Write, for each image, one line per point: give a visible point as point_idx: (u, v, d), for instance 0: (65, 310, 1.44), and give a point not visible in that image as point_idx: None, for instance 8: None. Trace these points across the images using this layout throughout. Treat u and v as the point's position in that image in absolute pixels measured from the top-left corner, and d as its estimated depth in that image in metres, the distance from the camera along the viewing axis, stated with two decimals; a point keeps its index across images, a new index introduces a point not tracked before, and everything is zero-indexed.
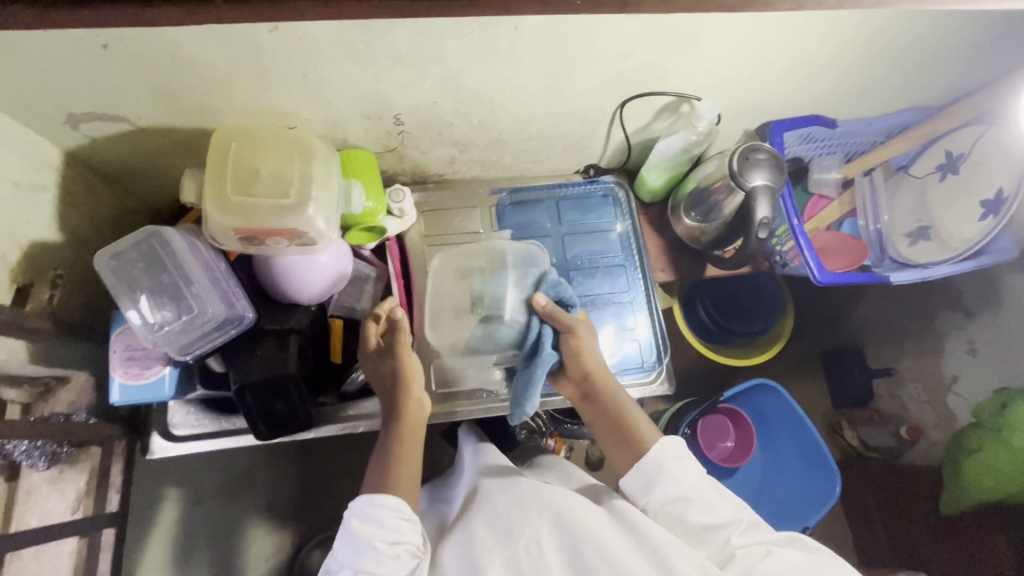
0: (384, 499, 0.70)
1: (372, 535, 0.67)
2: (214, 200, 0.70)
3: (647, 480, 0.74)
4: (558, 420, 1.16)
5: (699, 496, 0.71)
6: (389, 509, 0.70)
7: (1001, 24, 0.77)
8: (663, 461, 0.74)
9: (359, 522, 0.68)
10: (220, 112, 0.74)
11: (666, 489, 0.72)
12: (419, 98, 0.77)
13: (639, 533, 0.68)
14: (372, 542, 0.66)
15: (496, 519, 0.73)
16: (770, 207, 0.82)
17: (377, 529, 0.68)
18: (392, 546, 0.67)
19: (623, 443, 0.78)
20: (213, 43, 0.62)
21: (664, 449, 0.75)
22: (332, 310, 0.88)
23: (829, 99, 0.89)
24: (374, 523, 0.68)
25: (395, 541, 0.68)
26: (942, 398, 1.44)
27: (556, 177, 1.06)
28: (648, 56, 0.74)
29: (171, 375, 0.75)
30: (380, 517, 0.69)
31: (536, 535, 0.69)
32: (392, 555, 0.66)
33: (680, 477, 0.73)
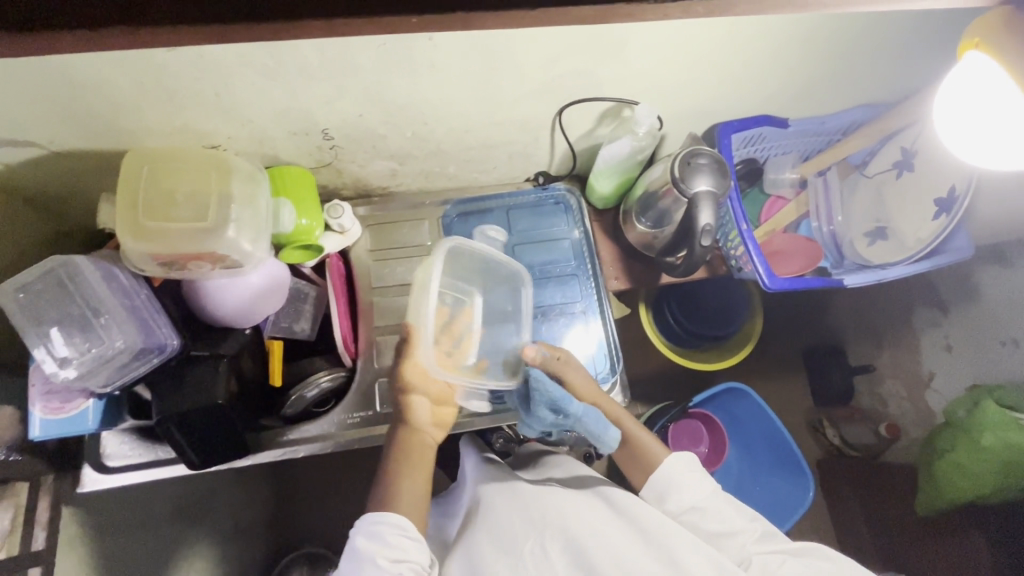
0: (386, 515, 0.65)
1: (374, 553, 0.63)
2: (128, 227, 0.67)
3: (664, 490, 0.73)
4: (535, 427, 1.12)
5: (713, 505, 0.71)
6: (391, 526, 0.65)
7: (940, 19, 0.75)
8: (677, 473, 0.74)
9: (363, 539, 0.64)
10: (135, 132, 0.71)
11: (680, 497, 0.72)
12: (345, 112, 0.74)
13: (648, 531, 0.67)
14: (373, 560, 0.62)
15: (499, 532, 0.71)
16: (714, 213, 0.79)
17: (379, 546, 0.63)
18: (396, 563, 0.62)
19: (634, 462, 0.78)
20: (109, 64, 0.60)
21: (674, 462, 0.75)
22: (270, 331, 0.86)
23: (774, 98, 0.86)
24: (377, 539, 0.64)
25: (398, 559, 0.63)
26: (921, 393, 1.43)
27: (505, 185, 1.03)
28: (576, 62, 0.71)
29: (96, 407, 0.73)
30: (382, 534, 0.64)
31: (542, 542, 0.67)
32: (394, 574, 0.61)
33: (692, 484, 0.73)
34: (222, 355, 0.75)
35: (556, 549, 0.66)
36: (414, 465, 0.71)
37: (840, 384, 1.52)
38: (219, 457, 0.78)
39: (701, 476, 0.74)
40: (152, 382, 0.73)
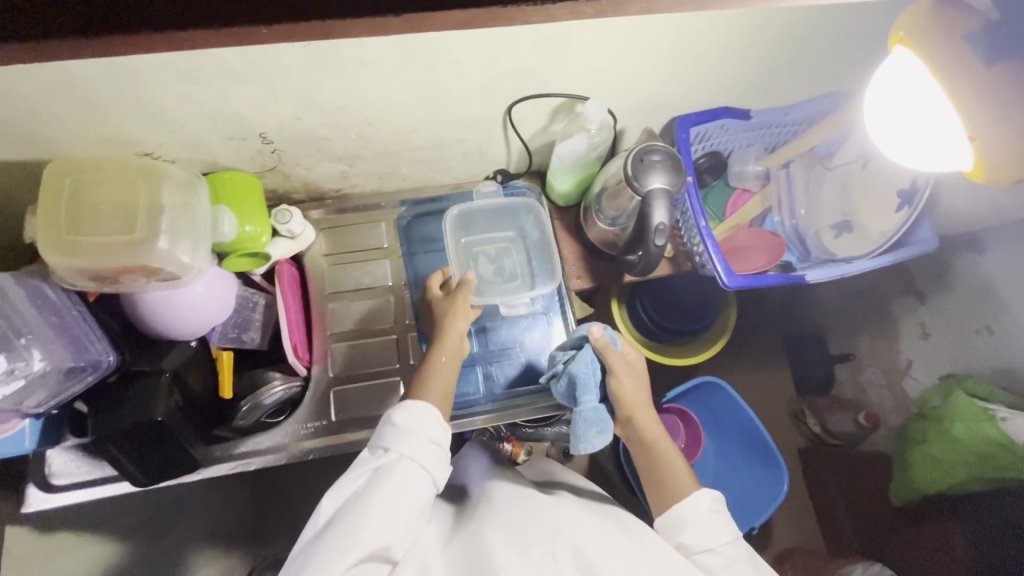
0: (418, 401, 0.67)
1: (419, 433, 0.64)
2: (50, 243, 0.64)
3: (677, 524, 0.72)
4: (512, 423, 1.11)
5: (727, 551, 0.68)
6: (424, 413, 0.66)
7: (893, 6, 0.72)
8: (696, 513, 0.72)
9: (399, 416, 0.65)
10: (58, 142, 0.68)
11: (688, 535, 0.71)
12: (280, 115, 0.71)
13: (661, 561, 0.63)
14: (416, 435, 0.63)
15: (511, 525, 0.66)
16: (668, 212, 0.77)
17: (418, 431, 0.64)
18: (430, 443, 0.64)
19: (657, 484, 0.77)
20: (14, 74, 0.57)
21: (697, 502, 0.73)
22: (217, 343, 0.83)
23: (731, 89, 0.84)
24: (415, 422, 0.65)
25: (435, 441, 0.65)
26: (899, 381, 1.40)
27: (463, 184, 1.00)
28: (517, 57, 0.68)
29: (32, 427, 0.71)
30: (419, 418, 0.65)
31: (553, 551, 0.62)
32: (431, 452, 0.64)
33: (711, 527, 0.70)
34: (163, 371, 0.73)
35: (566, 559, 0.62)
36: (448, 361, 0.76)
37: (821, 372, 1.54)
38: (165, 473, 0.76)
39: (721, 519, 0.71)
40: (89, 398, 0.71)
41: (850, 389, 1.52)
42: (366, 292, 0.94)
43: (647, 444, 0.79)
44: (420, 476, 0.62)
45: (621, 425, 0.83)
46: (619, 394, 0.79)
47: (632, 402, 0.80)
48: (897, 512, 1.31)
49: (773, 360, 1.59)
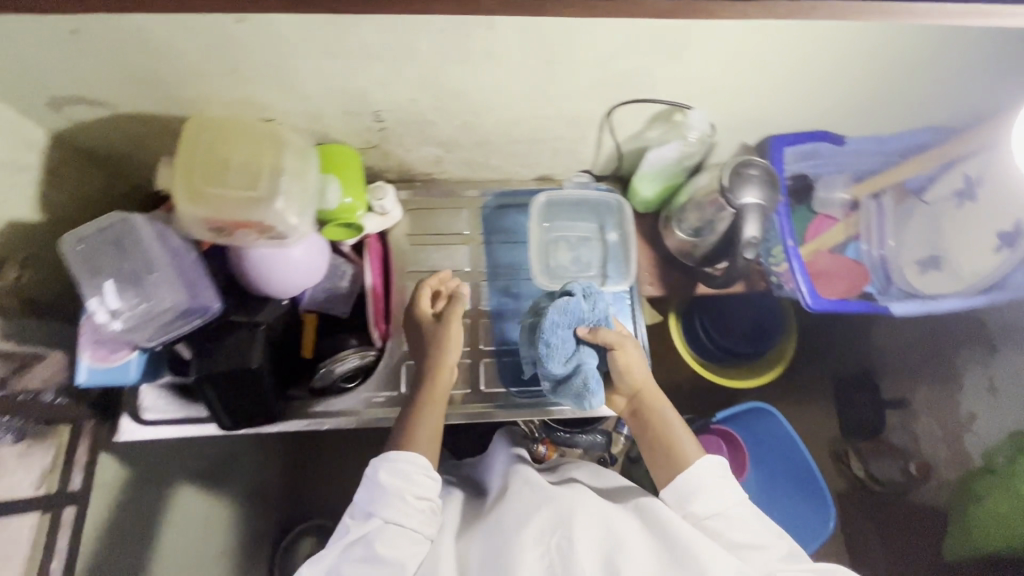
0: (404, 456, 0.72)
1: (402, 489, 0.70)
2: (186, 191, 0.70)
3: (682, 496, 0.75)
4: (551, 427, 1.09)
5: (736, 512, 0.73)
6: (416, 466, 0.72)
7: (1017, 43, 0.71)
8: (704, 482, 0.74)
9: (387, 475, 0.71)
10: (197, 100, 0.73)
11: (700, 506, 0.73)
12: (398, 95, 0.75)
13: (674, 541, 0.68)
14: (402, 494, 0.70)
15: (527, 518, 0.72)
16: (760, 227, 0.78)
17: (405, 483, 0.71)
18: (419, 499, 0.71)
19: (662, 458, 0.78)
20: (179, 32, 0.61)
21: (703, 471, 0.75)
22: (305, 304, 0.88)
23: (834, 112, 0.83)
24: (401, 477, 0.71)
25: (422, 495, 0.71)
26: (959, 437, 1.32)
27: (546, 181, 1.03)
28: (633, 59, 0.70)
29: (137, 360, 0.76)
30: (405, 471, 0.71)
31: (568, 535, 0.69)
32: (417, 509, 0.70)
33: (722, 493, 0.74)
34: (258, 324, 0.77)
35: (580, 545, 0.67)
36: (436, 402, 0.80)
37: (869, 415, 1.50)
38: (249, 419, 0.80)
39: (727, 485, 0.75)
40: (192, 343, 0.75)
41: (899, 435, 1.46)
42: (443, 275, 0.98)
43: (653, 418, 0.81)
44: (408, 532, 0.68)
45: (625, 399, 0.84)
46: (628, 371, 0.80)
47: (643, 379, 0.81)
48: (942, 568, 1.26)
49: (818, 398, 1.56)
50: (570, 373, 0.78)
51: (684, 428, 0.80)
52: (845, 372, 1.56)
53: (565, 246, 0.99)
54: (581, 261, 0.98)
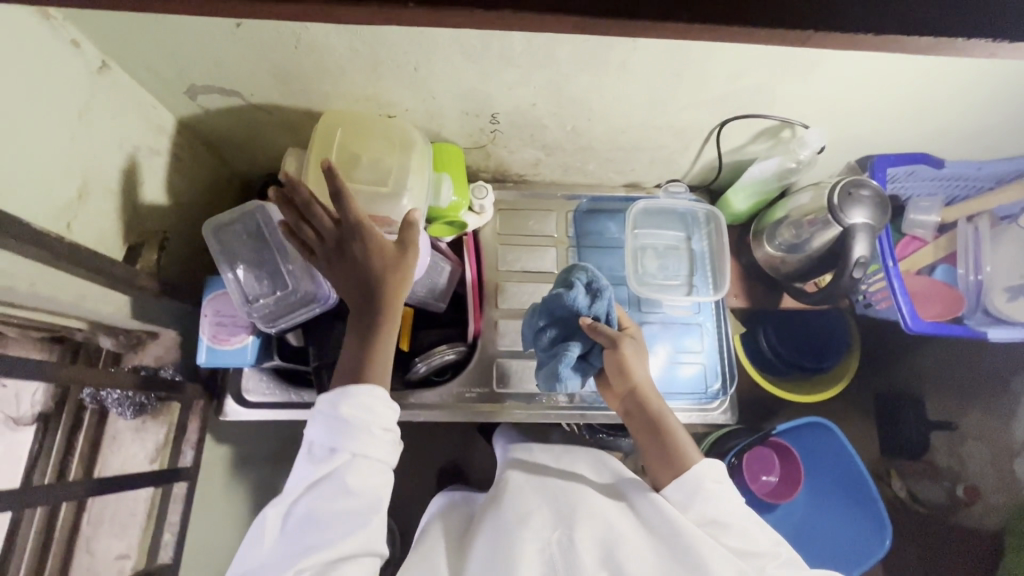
0: (360, 389, 0.63)
1: (366, 421, 0.62)
2: (318, 183, 0.73)
3: (689, 494, 0.70)
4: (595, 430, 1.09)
5: (737, 522, 0.68)
6: (376, 396, 0.63)
7: None
8: (707, 480, 0.70)
9: (346, 408, 0.62)
10: (328, 95, 0.75)
11: (705, 509, 0.69)
12: (520, 99, 0.77)
13: (669, 530, 0.66)
14: (370, 428, 0.62)
15: (527, 518, 0.70)
16: (869, 247, 0.79)
17: (368, 415, 0.63)
18: (384, 431, 0.64)
19: (665, 457, 0.73)
20: (335, 31, 0.63)
21: (708, 470, 0.71)
22: (407, 299, 0.89)
23: (941, 135, 0.84)
24: (362, 411, 0.62)
25: (386, 425, 0.64)
26: (1008, 463, 1.32)
27: (635, 189, 1.04)
28: (760, 78, 0.71)
29: (253, 343, 0.78)
30: (370, 403, 0.63)
31: (568, 535, 0.67)
32: (386, 439, 0.64)
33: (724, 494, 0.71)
34: None
35: (585, 545, 0.66)
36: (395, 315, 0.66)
37: (913, 435, 1.40)
38: None
39: (728, 488, 0.72)
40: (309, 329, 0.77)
41: (945, 456, 1.38)
42: (532, 275, 0.99)
43: (651, 416, 0.75)
44: (378, 463, 0.62)
45: (620, 398, 0.78)
46: (633, 365, 0.75)
47: (641, 377, 0.76)
48: None
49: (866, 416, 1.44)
50: (551, 356, 0.79)
51: (682, 430, 0.76)
52: (890, 388, 1.44)
53: (654, 253, 0.99)
54: (668, 270, 0.98)
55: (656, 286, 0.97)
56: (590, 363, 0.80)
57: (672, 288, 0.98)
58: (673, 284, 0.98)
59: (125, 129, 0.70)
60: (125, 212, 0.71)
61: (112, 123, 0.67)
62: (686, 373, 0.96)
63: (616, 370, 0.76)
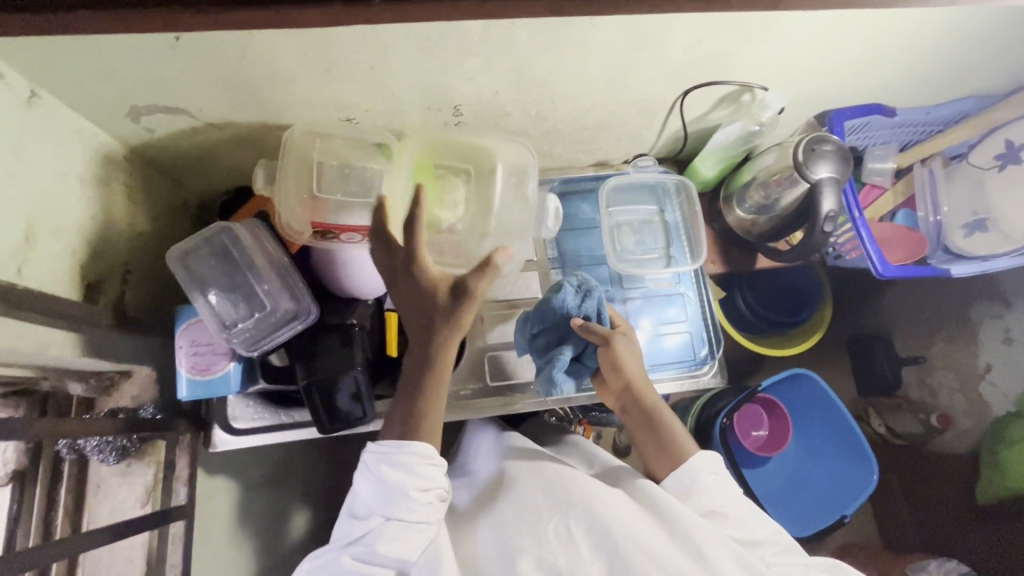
0: (413, 446, 0.66)
1: (406, 484, 0.65)
2: (293, 197, 0.71)
3: (687, 488, 0.72)
4: (586, 408, 1.16)
5: (735, 512, 0.71)
6: (416, 455, 0.66)
7: None
8: (703, 472, 0.72)
9: (388, 469, 0.65)
10: (281, 104, 0.72)
11: (705, 501, 0.71)
12: (483, 89, 0.75)
13: (671, 521, 0.67)
14: (406, 492, 0.65)
15: (525, 507, 0.70)
16: (836, 200, 0.81)
17: (410, 477, 0.65)
18: (422, 492, 0.66)
19: (663, 449, 0.75)
20: (281, 34, 0.60)
21: (703, 461, 0.73)
22: (387, 304, 0.87)
23: (892, 85, 0.87)
24: (404, 471, 0.65)
25: (425, 487, 0.66)
26: (974, 385, 1.33)
27: (604, 166, 1.04)
28: (719, 45, 0.72)
29: (235, 370, 0.76)
30: (410, 466, 0.65)
31: (566, 523, 0.67)
32: (424, 502, 0.66)
33: (725, 487, 0.73)
34: (352, 325, 0.78)
35: (580, 534, 0.66)
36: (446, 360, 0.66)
37: (888, 373, 1.44)
38: (347, 424, 0.76)
39: (727, 480, 0.74)
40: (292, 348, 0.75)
41: (917, 390, 1.44)
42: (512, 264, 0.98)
43: (647, 410, 0.78)
44: (416, 525, 0.66)
45: (616, 395, 0.81)
46: (626, 362, 0.79)
47: (635, 372, 0.79)
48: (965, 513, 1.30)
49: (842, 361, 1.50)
50: (546, 361, 0.82)
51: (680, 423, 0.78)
52: (861, 333, 1.50)
53: (629, 229, 1.00)
54: (644, 244, 0.99)
55: (632, 262, 0.98)
56: (584, 364, 0.83)
57: (650, 261, 0.99)
58: (650, 258, 0.99)
59: (66, 160, 0.65)
60: (78, 250, 0.67)
61: (52, 156, 0.63)
62: (674, 343, 0.98)
63: (611, 368, 0.79)
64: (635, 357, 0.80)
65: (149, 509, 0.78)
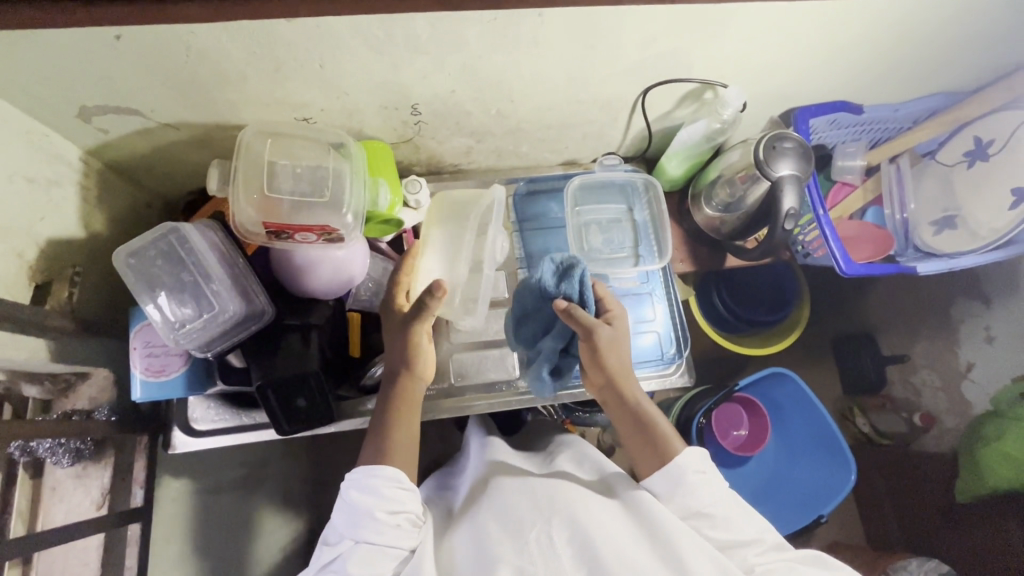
0: (382, 469, 0.67)
1: (373, 505, 0.64)
2: (246, 196, 0.70)
3: (674, 486, 0.69)
4: (570, 408, 1.14)
5: (722, 514, 0.67)
6: (386, 479, 0.66)
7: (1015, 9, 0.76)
8: (689, 472, 0.69)
9: (357, 493, 0.65)
10: (234, 104, 0.72)
11: (689, 502, 0.68)
12: (437, 87, 0.75)
13: (654, 527, 0.64)
14: (372, 512, 0.64)
15: (507, 515, 0.68)
16: (797, 197, 0.81)
17: (376, 498, 0.65)
18: (391, 515, 0.65)
19: (649, 446, 0.72)
20: (223, 33, 0.59)
21: (690, 460, 0.70)
22: (350, 304, 0.87)
23: (855, 82, 0.86)
24: (372, 493, 0.65)
25: (394, 511, 0.65)
26: (957, 384, 1.30)
27: (572, 166, 1.04)
28: (672, 43, 0.72)
29: (190, 371, 0.76)
30: (377, 488, 0.65)
31: (548, 531, 0.64)
32: (392, 525, 0.64)
33: (710, 487, 0.69)
34: (312, 325, 0.78)
35: (563, 541, 0.63)
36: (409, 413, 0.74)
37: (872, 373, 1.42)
38: (306, 424, 0.77)
39: (715, 479, 0.70)
40: (247, 350, 0.75)
41: (901, 389, 1.41)
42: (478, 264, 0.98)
43: (631, 406, 0.75)
44: (385, 549, 0.63)
45: (599, 388, 0.78)
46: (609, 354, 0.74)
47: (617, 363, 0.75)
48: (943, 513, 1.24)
49: (824, 360, 1.48)
50: (537, 352, 0.83)
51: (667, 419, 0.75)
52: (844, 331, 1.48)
53: (596, 229, 0.99)
54: (611, 243, 0.99)
55: (598, 262, 0.97)
56: (572, 355, 0.82)
57: (617, 261, 0.98)
58: (617, 258, 0.98)
59: (13, 161, 0.65)
60: (26, 251, 0.67)
61: None
62: (643, 342, 0.98)
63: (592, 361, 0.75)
64: (621, 351, 0.76)
65: (104, 511, 0.79)
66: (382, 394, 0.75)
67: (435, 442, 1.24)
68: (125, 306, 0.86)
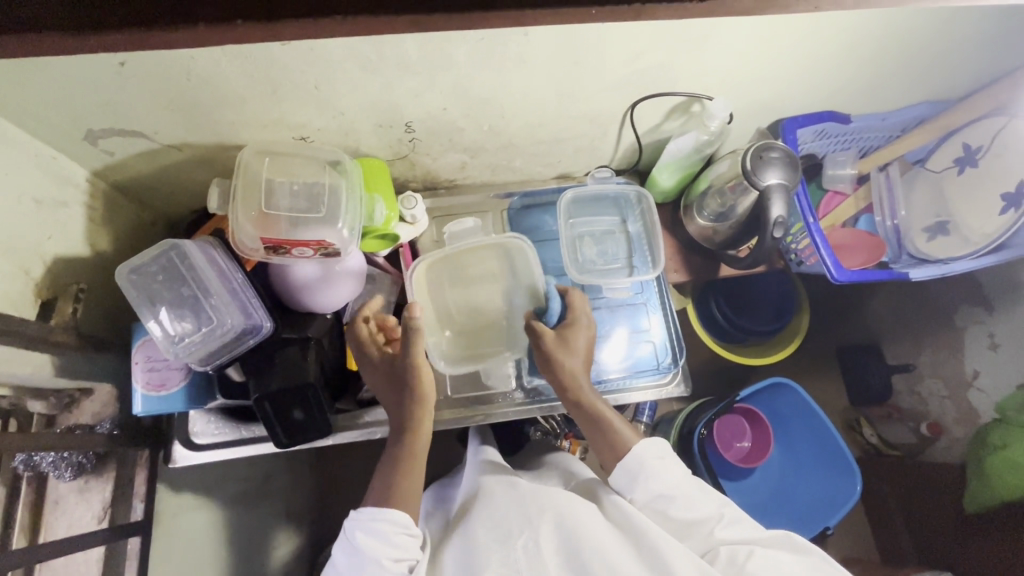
0: (393, 513, 0.65)
1: (380, 551, 0.62)
2: (245, 214, 0.72)
3: (633, 477, 0.69)
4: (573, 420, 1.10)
5: (682, 492, 0.67)
6: (396, 524, 0.64)
7: (998, 19, 0.77)
8: (648, 458, 0.69)
9: (364, 535, 0.63)
10: (234, 126, 0.75)
11: (650, 486, 0.68)
12: (430, 106, 0.77)
13: (636, 531, 0.65)
14: (378, 558, 0.62)
15: (494, 521, 0.67)
16: (786, 206, 0.82)
17: (381, 544, 0.63)
18: (397, 562, 0.63)
19: (605, 442, 0.72)
20: (224, 59, 0.62)
21: (647, 447, 0.70)
22: (347, 318, 0.90)
23: (844, 92, 0.88)
24: (379, 536, 0.63)
25: (399, 557, 0.63)
26: (963, 393, 1.24)
27: (566, 179, 1.06)
28: (657, 59, 0.73)
29: (190, 386, 0.77)
30: (387, 533, 0.64)
31: (535, 535, 0.65)
32: (397, 572, 0.62)
33: (666, 471, 0.68)
34: (309, 338, 0.79)
35: (551, 548, 0.64)
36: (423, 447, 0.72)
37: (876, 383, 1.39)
38: (302, 436, 0.79)
39: (674, 463, 0.70)
40: (246, 363, 0.76)
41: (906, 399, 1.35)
42: None
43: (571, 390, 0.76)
44: None
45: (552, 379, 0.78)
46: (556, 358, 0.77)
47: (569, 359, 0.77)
48: (953, 528, 1.21)
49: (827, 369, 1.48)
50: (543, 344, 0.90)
51: (620, 418, 0.75)
52: (848, 341, 1.46)
53: (586, 240, 1.01)
54: (604, 253, 1.00)
55: (590, 270, 0.97)
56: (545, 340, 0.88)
57: (612, 270, 0.99)
58: (612, 267, 0.99)
59: (26, 184, 0.68)
60: (33, 269, 0.70)
61: (6, 179, 0.66)
62: (641, 353, 0.98)
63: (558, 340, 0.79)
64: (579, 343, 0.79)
65: (105, 524, 0.81)
66: (395, 426, 0.74)
67: (437, 455, 1.26)
68: (129, 322, 0.88)
